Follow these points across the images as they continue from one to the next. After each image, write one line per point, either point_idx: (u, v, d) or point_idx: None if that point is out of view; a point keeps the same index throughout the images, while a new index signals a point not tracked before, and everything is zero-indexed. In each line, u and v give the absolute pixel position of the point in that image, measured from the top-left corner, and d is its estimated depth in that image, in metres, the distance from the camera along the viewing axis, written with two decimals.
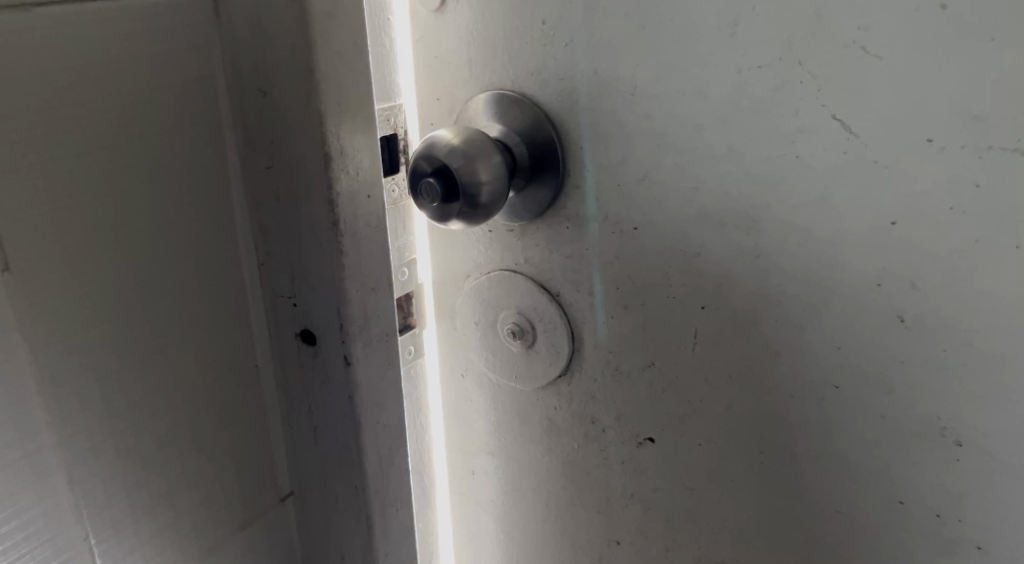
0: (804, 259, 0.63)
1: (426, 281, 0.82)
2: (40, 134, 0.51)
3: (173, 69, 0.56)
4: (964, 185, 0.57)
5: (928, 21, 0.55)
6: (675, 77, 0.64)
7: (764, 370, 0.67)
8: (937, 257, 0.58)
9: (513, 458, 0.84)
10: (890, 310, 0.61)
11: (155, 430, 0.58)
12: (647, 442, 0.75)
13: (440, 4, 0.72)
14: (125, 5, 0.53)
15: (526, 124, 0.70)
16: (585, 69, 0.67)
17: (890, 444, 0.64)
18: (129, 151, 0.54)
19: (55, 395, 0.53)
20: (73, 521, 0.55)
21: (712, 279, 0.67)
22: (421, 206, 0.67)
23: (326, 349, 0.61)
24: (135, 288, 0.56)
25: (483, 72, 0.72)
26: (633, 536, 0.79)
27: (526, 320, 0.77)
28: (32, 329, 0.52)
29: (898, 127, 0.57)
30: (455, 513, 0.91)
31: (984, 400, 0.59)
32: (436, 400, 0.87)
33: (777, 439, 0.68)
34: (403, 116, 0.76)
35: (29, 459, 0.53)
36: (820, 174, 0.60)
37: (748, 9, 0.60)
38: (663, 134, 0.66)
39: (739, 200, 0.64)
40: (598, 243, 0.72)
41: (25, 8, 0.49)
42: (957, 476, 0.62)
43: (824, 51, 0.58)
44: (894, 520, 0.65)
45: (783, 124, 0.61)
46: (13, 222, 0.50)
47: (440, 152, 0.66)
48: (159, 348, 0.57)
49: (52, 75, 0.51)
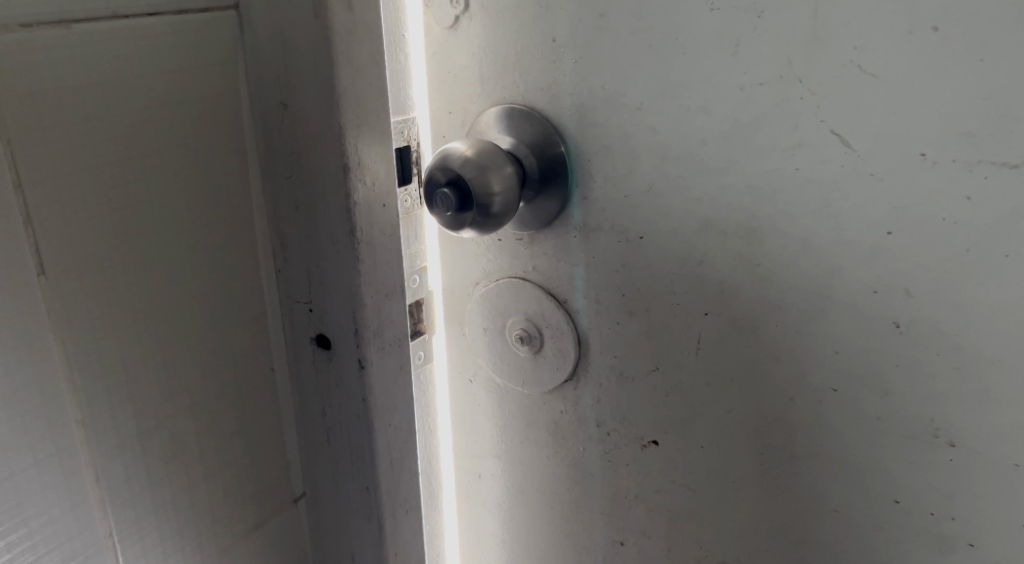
0: (804, 268, 0.66)
1: (436, 289, 0.85)
2: (74, 143, 0.52)
3: (198, 83, 0.58)
4: (955, 198, 0.59)
5: (921, 42, 0.58)
6: (680, 92, 0.67)
7: (764, 374, 0.70)
8: (929, 266, 0.61)
9: (518, 461, 0.87)
10: (886, 315, 0.64)
11: (178, 429, 0.59)
12: (651, 445, 0.78)
13: (453, 22, 0.75)
14: (160, 22, 0.55)
15: (536, 137, 0.73)
16: (593, 86, 0.70)
17: (884, 445, 0.66)
18: (155, 163, 0.56)
19: (86, 394, 0.55)
20: (99, 518, 0.56)
21: (714, 286, 0.70)
22: (435, 215, 0.70)
23: (341, 353, 0.61)
24: (162, 293, 0.57)
25: (495, 86, 0.75)
26: (636, 537, 0.82)
27: (533, 326, 0.80)
28: (64, 331, 0.53)
29: (894, 142, 0.60)
30: (461, 517, 0.94)
31: (973, 402, 0.62)
32: (444, 404, 0.90)
33: (776, 440, 0.71)
34: (415, 129, 0.79)
35: (59, 456, 0.54)
36: (818, 186, 0.63)
37: (750, 29, 0.63)
38: (667, 148, 0.68)
39: (739, 211, 0.67)
40: (603, 251, 0.74)
41: (65, 25, 0.51)
42: (948, 475, 0.64)
43: (823, 69, 0.61)
44: (888, 518, 0.68)
45: (783, 138, 0.64)
46: (51, 228, 0.52)
47: (454, 163, 0.69)
48: (183, 351, 0.59)
49: (83, 88, 0.52)
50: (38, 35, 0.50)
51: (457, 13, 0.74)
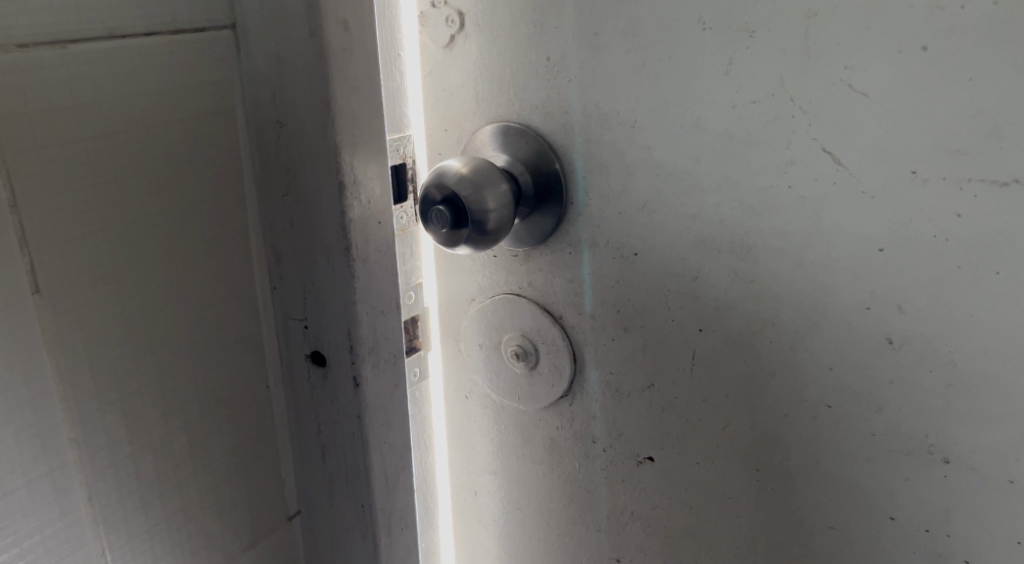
0: (798, 284, 0.66)
1: (432, 306, 0.85)
2: (70, 162, 0.52)
3: (195, 102, 0.57)
4: (946, 215, 0.60)
5: (912, 61, 0.59)
6: (673, 110, 0.67)
7: (760, 390, 0.70)
8: (922, 283, 0.61)
9: (514, 478, 0.87)
10: (879, 332, 0.64)
11: (174, 447, 0.59)
12: (647, 461, 0.77)
13: (449, 40, 0.75)
14: (156, 42, 0.55)
15: (531, 155, 0.74)
16: (588, 104, 0.71)
17: (878, 461, 0.66)
18: (152, 181, 0.56)
19: (79, 413, 0.54)
20: (91, 537, 0.56)
21: (709, 302, 0.70)
22: (430, 232, 0.70)
23: (336, 370, 0.62)
24: (157, 312, 0.57)
25: (490, 104, 0.75)
26: (632, 554, 0.82)
27: (530, 342, 0.80)
28: (58, 349, 0.53)
29: (885, 160, 0.61)
30: (458, 533, 0.94)
31: (967, 418, 0.62)
32: (440, 421, 0.90)
33: (773, 456, 0.71)
34: (412, 146, 0.79)
35: (53, 475, 0.53)
36: (811, 203, 0.64)
37: (743, 48, 0.63)
38: (661, 165, 0.69)
39: (734, 228, 0.67)
40: (599, 267, 0.75)
41: (62, 45, 0.51)
42: (943, 492, 0.64)
43: (815, 88, 0.62)
44: (885, 535, 0.68)
45: (776, 156, 0.64)
46: (45, 247, 0.52)
47: (450, 180, 0.69)
48: (177, 369, 0.58)
49: (79, 106, 0.52)
50: (35, 55, 0.50)
51: (453, 32, 0.75)
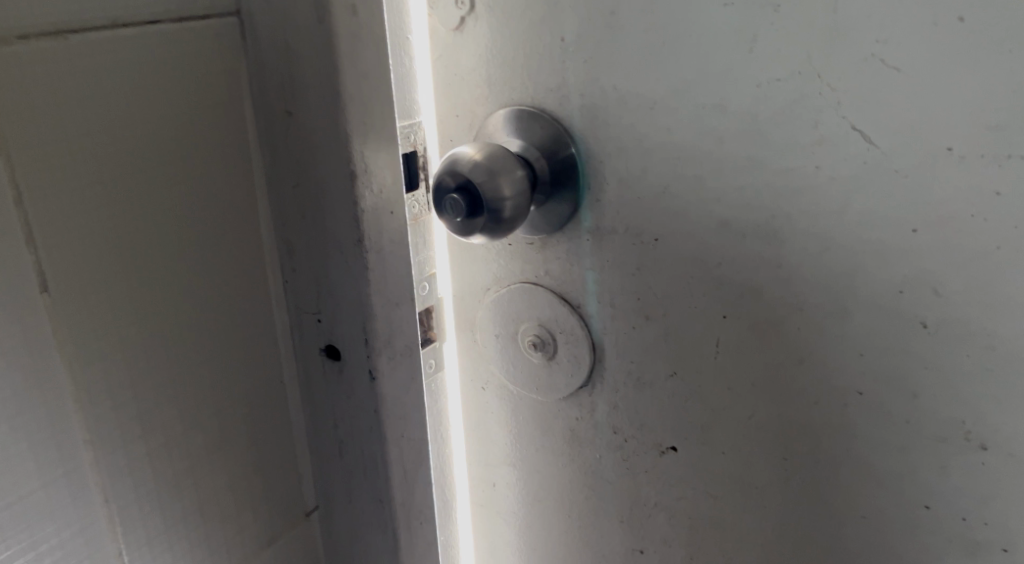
0: (827, 268, 0.64)
1: (445, 296, 0.84)
2: (76, 156, 0.50)
3: (202, 93, 0.56)
4: (984, 193, 0.58)
5: (947, 34, 0.56)
6: (694, 90, 0.65)
7: (787, 377, 0.68)
8: (957, 265, 0.60)
9: (533, 469, 0.85)
10: (913, 316, 0.62)
11: (190, 445, 0.57)
12: (670, 451, 0.76)
13: (458, 23, 0.73)
14: (158, 30, 0.53)
15: (546, 140, 0.72)
16: (605, 85, 0.69)
17: (913, 449, 0.65)
18: (157, 176, 0.54)
19: (94, 413, 0.53)
20: (108, 539, 0.54)
21: (733, 288, 0.68)
22: (444, 221, 0.68)
23: (352, 362, 0.60)
24: (168, 307, 0.55)
25: (504, 88, 0.73)
26: (656, 545, 0.80)
27: (547, 332, 0.78)
28: (70, 351, 0.51)
29: (917, 137, 0.59)
30: (477, 526, 0.92)
31: (1006, 403, 0.60)
32: (457, 413, 0.88)
33: (801, 444, 0.69)
34: (422, 133, 0.77)
35: (68, 478, 0.52)
36: (841, 183, 0.62)
37: (767, 23, 0.61)
38: (683, 149, 0.67)
39: (758, 210, 0.65)
40: (619, 253, 0.73)
41: (63, 36, 0.49)
42: (981, 479, 0.63)
43: (843, 64, 0.60)
44: (918, 523, 0.66)
45: (804, 134, 0.62)
46: (54, 244, 0.50)
47: (463, 168, 0.67)
48: (191, 366, 0.57)
49: (84, 99, 0.50)
50: (37, 47, 0.48)
51: (463, 14, 0.73)
